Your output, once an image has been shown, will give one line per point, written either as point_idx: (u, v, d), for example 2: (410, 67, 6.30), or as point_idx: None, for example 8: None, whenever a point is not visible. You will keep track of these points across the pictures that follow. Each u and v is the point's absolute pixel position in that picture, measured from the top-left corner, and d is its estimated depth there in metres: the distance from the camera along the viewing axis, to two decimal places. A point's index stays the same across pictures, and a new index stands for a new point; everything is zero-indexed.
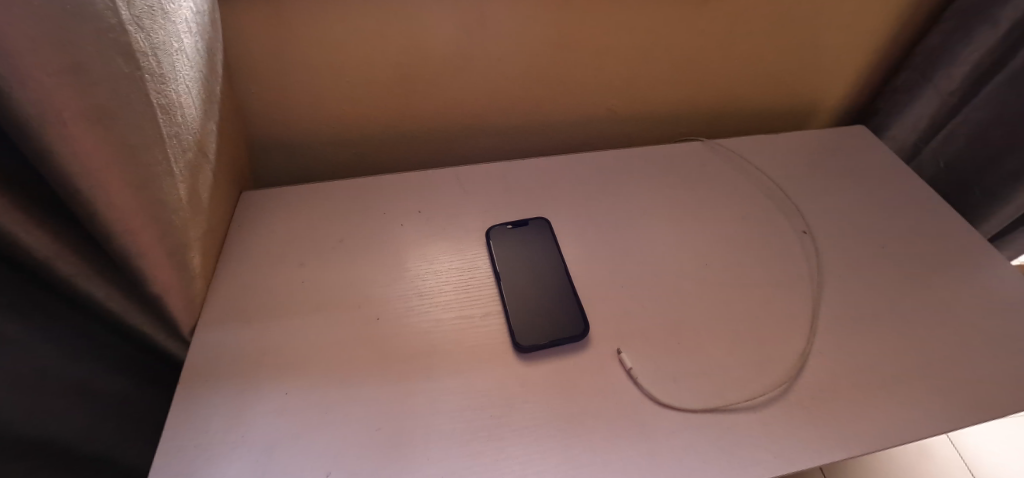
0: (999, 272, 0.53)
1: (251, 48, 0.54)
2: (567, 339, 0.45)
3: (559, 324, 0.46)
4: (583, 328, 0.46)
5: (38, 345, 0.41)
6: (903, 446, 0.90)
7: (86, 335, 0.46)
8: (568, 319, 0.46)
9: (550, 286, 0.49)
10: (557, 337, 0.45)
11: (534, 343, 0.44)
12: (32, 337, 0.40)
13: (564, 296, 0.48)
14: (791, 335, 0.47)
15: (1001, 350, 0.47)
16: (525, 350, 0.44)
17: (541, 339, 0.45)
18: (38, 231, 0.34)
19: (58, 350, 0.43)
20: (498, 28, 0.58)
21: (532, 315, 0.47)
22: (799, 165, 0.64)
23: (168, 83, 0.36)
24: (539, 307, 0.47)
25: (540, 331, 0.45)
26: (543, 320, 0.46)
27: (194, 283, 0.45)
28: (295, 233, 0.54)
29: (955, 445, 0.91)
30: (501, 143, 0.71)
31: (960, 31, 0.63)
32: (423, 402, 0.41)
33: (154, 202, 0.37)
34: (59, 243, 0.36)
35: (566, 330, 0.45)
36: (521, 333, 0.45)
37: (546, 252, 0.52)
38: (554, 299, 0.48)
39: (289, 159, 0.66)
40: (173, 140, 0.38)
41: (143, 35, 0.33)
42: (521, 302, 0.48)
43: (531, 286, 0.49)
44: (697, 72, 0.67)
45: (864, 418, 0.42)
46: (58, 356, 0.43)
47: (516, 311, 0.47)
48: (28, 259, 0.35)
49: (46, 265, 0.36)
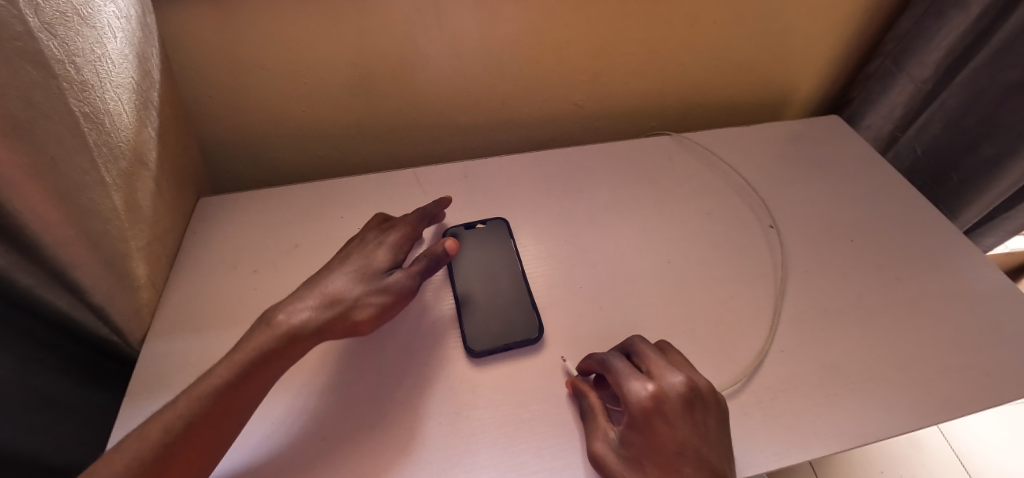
0: (967, 262, 0.52)
1: (200, 52, 0.53)
2: (520, 342, 0.44)
3: (512, 327, 0.45)
4: (537, 332, 0.45)
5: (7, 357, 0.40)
6: (893, 440, 0.88)
7: (48, 347, 0.44)
8: (522, 322, 0.45)
9: (505, 288, 0.48)
10: (509, 341, 0.44)
11: (485, 347, 0.43)
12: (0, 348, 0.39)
13: (518, 298, 0.47)
14: (752, 333, 0.46)
15: (967, 343, 0.46)
16: (476, 355, 0.43)
17: (493, 343, 0.44)
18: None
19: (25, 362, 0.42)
20: (454, 26, 0.57)
21: (486, 319, 0.46)
22: (768, 158, 0.63)
23: (91, 92, 0.35)
24: (494, 310, 0.46)
25: (493, 334, 0.45)
26: (496, 324, 0.45)
27: (140, 293, 0.44)
28: (250, 239, 0.53)
29: (949, 439, 0.89)
30: (467, 142, 0.69)
31: (931, 16, 0.61)
32: (368, 410, 0.40)
33: (85, 213, 0.36)
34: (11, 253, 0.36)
35: (519, 334, 0.44)
36: (473, 337, 0.44)
37: (503, 253, 0.51)
38: (509, 302, 0.47)
39: (248, 163, 0.65)
40: (102, 148, 0.37)
41: (57, 43, 0.32)
42: (476, 305, 0.47)
43: (486, 289, 0.48)
44: (663, 65, 0.66)
45: (825, 417, 0.41)
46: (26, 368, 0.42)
47: (469, 314, 0.46)
48: None
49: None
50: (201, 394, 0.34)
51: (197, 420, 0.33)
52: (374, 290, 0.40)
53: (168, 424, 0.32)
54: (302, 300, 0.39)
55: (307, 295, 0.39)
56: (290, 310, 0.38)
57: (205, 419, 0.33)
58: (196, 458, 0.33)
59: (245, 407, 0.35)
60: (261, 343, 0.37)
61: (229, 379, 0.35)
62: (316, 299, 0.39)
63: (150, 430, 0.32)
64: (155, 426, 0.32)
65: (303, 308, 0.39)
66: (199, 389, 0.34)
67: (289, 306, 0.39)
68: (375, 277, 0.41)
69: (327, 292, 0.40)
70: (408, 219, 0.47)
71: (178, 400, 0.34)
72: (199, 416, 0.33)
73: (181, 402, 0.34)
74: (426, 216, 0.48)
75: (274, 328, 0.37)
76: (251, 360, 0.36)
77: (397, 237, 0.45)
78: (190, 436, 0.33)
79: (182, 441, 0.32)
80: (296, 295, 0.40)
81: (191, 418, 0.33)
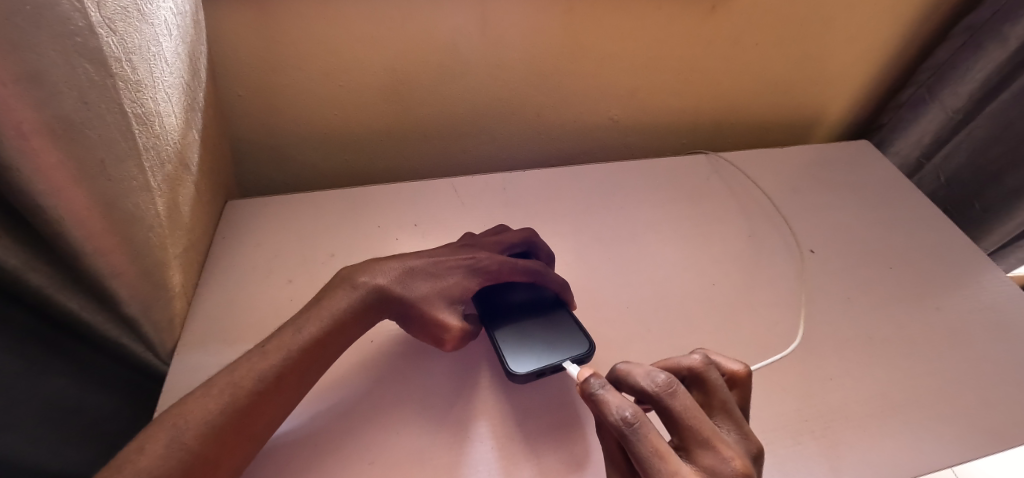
0: (1004, 293, 0.53)
1: (240, 48, 0.51)
2: (573, 357, 0.38)
3: (557, 341, 0.40)
4: (588, 347, 0.39)
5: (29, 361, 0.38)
6: None
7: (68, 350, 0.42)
8: (569, 335, 0.40)
9: (542, 301, 0.43)
10: (557, 360, 0.38)
11: (533, 367, 0.38)
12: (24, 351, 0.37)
13: (556, 311, 0.42)
14: (801, 359, 0.46)
15: (1008, 375, 0.46)
16: (525, 375, 0.37)
17: (538, 364, 0.38)
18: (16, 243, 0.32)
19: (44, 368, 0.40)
20: (500, 33, 0.56)
21: (525, 333, 0.40)
22: (802, 181, 0.64)
23: (144, 92, 0.33)
24: (533, 325, 0.41)
25: (536, 354, 0.39)
26: (539, 339, 0.40)
27: (173, 303, 0.42)
28: (284, 247, 0.51)
29: None
30: (498, 153, 0.68)
31: (970, 46, 0.63)
32: (420, 433, 0.37)
33: (127, 220, 0.34)
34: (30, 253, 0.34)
35: (569, 348, 0.39)
36: (513, 358, 0.38)
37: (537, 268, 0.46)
38: (549, 315, 0.42)
39: (276, 167, 0.63)
40: (149, 152, 0.35)
41: (116, 39, 0.30)
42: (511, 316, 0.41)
43: (525, 299, 0.42)
44: (701, 85, 0.66)
45: (877, 448, 0.40)
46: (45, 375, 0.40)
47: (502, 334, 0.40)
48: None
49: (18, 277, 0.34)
50: (295, 344, 0.35)
51: (283, 371, 0.34)
52: (437, 309, 0.38)
53: (262, 371, 0.33)
54: (389, 278, 0.39)
55: (394, 271, 0.39)
56: (378, 282, 0.39)
57: (293, 368, 0.34)
58: (277, 402, 0.33)
59: (318, 369, 0.36)
60: (344, 302, 0.38)
61: (315, 337, 0.36)
62: (397, 281, 0.39)
63: (239, 376, 0.32)
64: (245, 372, 0.33)
65: (385, 284, 0.39)
66: (290, 341, 0.35)
67: (379, 274, 0.39)
68: (448, 294, 0.39)
69: (409, 285, 0.39)
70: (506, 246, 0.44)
71: (271, 347, 0.34)
72: (287, 368, 0.34)
73: (273, 355, 0.34)
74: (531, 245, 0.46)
75: (358, 295, 0.38)
76: (333, 319, 0.37)
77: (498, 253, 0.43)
78: (278, 386, 0.33)
79: (271, 389, 0.33)
80: (387, 266, 0.40)
81: (283, 365, 0.34)
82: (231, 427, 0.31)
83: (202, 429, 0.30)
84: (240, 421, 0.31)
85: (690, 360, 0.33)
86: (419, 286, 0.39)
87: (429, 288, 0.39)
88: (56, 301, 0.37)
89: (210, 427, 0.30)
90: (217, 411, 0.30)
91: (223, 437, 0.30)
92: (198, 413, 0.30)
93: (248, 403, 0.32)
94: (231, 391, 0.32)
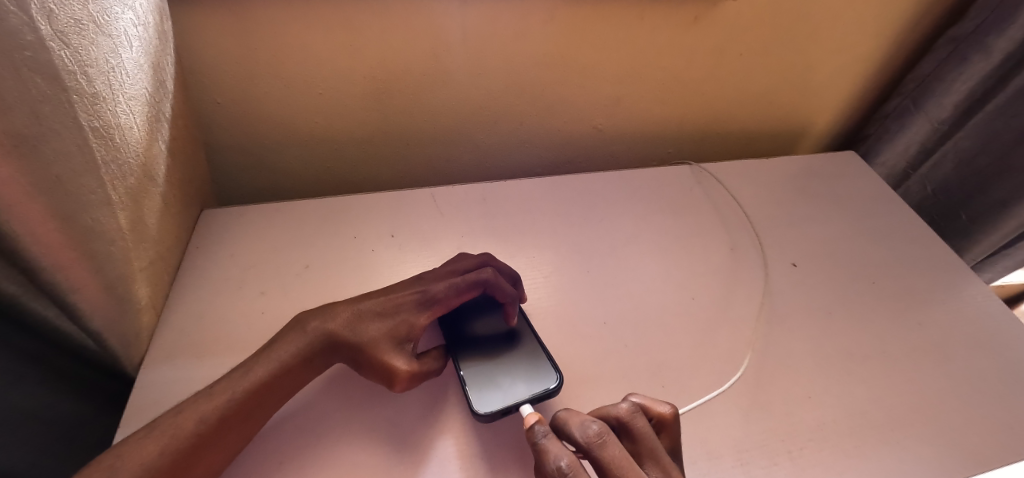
0: (986, 308, 0.52)
1: (216, 57, 0.50)
2: (540, 394, 0.38)
3: (523, 378, 0.39)
4: (556, 382, 0.39)
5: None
6: None
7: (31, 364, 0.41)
8: (536, 371, 0.40)
9: (505, 337, 0.42)
10: (524, 398, 0.38)
11: (498, 406, 0.37)
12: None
13: (527, 344, 0.42)
14: (779, 375, 0.45)
15: (988, 393, 0.46)
16: (489, 414, 0.36)
17: (505, 402, 0.37)
18: None
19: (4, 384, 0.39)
20: (480, 42, 0.55)
21: (490, 369, 0.40)
22: (786, 193, 0.63)
23: (102, 105, 0.32)
24: (500, 360, 0.41)
25: (504, 392, 0.38)
26: (505, 375, 0.40)
27: (140, 317, 0.42)
28: (258, 258, 0.51)
29: None
30: (480, 162, 0.67)
31: (954, 58, 0.63)
32: (385, 453, 0.37)
33: (86, 234, 0.33)
34: None
35: (536, 384, 0.39)
36: (480, 398, 0.38)
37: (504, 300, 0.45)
38: (515, 350, 0.41)
39: (255, 176, 0.62)
40: (110, 165, 0.34)
41: (70, 53, 0.29)
42: (478, 351, 0.41)
43: (491, 335, 0.42)
44: (685, 95, 0.65)
45: (855, 469, 0.40)
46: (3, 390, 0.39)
47: (470, 374, 0.39)
48: None
49: None
50: (240, 388, 0.34)
51: (227, 414, 0.33)
52: (385, 352, 0.37)
53: (204, 414, 0.32)
54: (337, 321, 0.38)
55: (344, 315, 0.38)
56: (326, 326, 0.38)
57: (237, 411, 0.33)
58: (218, 447, 0.32)
59: (266, 410, 0.35)
60: (292, 348, 0.37)
61: (262, 381, 0.35)
62: (346, 325, 0.38)
63: (182, 418, 0.32)
64: (188, 414, 0.32)
65: (335, 329, 0.38)
66: (235, 385, 0.34)
67: (329, 319, 0.38)
68: (397, 335, 0.38)
69: (358, 328, 0.38)
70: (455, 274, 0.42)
71: (216, 392, 0.33)
72: (231, 410, 0.33)
73: (218, 396, 0.33)
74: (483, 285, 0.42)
75: (306, 341, 0.37)
76: (280, 364, 0.36)
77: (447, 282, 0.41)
78: (221, 429, 0.32)
79: (212, 432, 0.32)
80: (338, 308, 0.39)
81: (226, 409, 0.33)
82: (167, 473, 0.30)
83: (137, 472, 0.29)
84: (175, 467, 0.30)
85: (618, 408, 0.34)
86: (365, 329, 0.38)
87: (377, 329, 0.38)
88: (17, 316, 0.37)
89: (145, 472, 0.29)
90: (156, 453, 0.30)
91: None
92: (135, 459, 0.29)
93: (186, 447, 0.31)
94: (172, 433, 0.31)
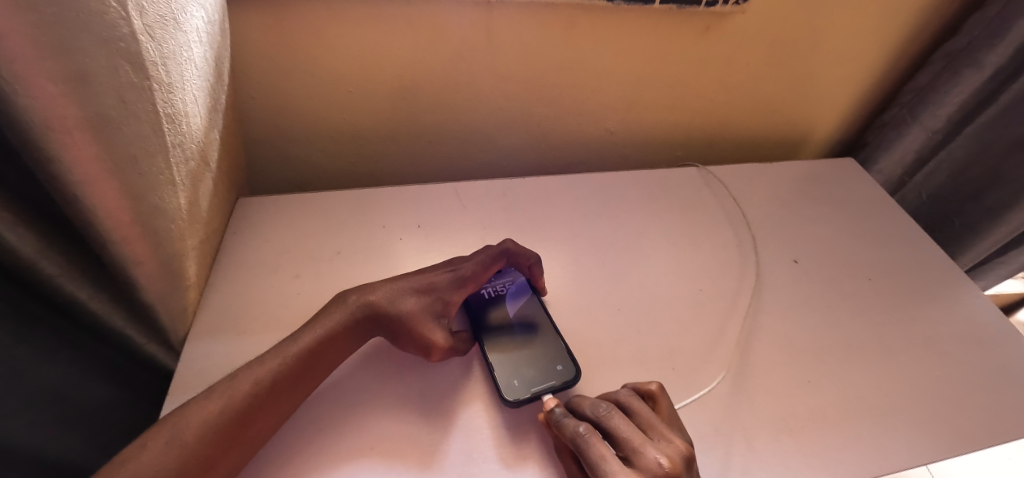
0: (977, 305, 0.55)
1: (258, 55, 0.54)
2: (560, 385, 0.41)
3: (546, 369, 0.42)
4: (576, 374, 0.42)
5: (25, 345, 0.40)
6: None
7: (66, 337, 0.44)
8: (557, 364, 0.43)
9: (530, 328, 0.45)
10: (546, 387, 0.41)
11: (524, 394, 0.40)
12: (19, 337, 0.40)
13: (545, 335, 0.45)
14: (781, 362, 0.48)
15: (976, 382, 0.49)
16: (516, 401, 0.40)
17: (529, 391, 0.41)
18: (23, 230, 0.35)
19: (43, 355, 0.42)
20: (503, 47, 0.58)
21: (514, 359, 0.43)
22: (789, 195, 0.67)
23: (175, 94, 0.36)
24: (525, 351, 0.43)
25: (528, 381, 0.41)
26: (527, 364, 0.43)
27: (187, 293, 0.45)
28: (292, 244, 0.54)
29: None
30: (498, 161, 0.71)
31: (948, 72, 0.67)
32: (418, 421, 0.39)
33: (152, 211, 0.36)
34: (43, 244, 0.36)
35: (557, 377, 0.42)
36: (508, 386, 0.41)
37: (520, 291, 0.48)
38: (535, 340, 0.44)
39: (285, 168, 0.65)
40: (176, 149, 0.37)
41: (154, 45, 0.32)
42: (501, 341, 0.44)
43: (520, 326, 0.45)
44: (694, 101, 0.69)
45: (850, 447, 0.43)
46: (41, 360, 0.42)
47: (500, 365, 0.42)
48: (11, 259, 0.35)
49: (22, 266, 0.36)
50: (288, 355, 0.37)
51: (277, 380, 0.36)
52: (424, 326, 0.40)
53: (257, 378, 0.35)
54: (377, 295, 0.41)
55: (383, 290, 0.42)
56: (366, 298, 0.41)
57: (286, 376, 0.36)
58: (270, 410, 0.35)
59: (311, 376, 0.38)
60: (336, 318, 0.40)
61: (308, 347, 0.38)
62: (385, 299, 0.41)
63: (238, 380, 0.35)
64: (243, 378, 0.35)
65: (374, 303, 0.41)
66: (286, 351, 0.37)
67: (369, 293, 0.41)
68: (433, 310, 0.42)
69: (397, 301, 0.41)
70: (482, 256, 0.47)
71: (268, 359, 0.36)
72: (281, 375, 0.36)
73: (269, 362, 0.36)
74: (504, 253, 0.47)
75: (348, 312, 0.40)
76: (325, 333, 0.39)
77: (474, 264, 0.46)
78: (271, 393, 0.35)
79: (264, 395, 0.35)
80: (376, 285, 0.42)
81: (276, 374, 0.36)
82: (227, 429, 0.33)
83: (200, 428, 0.32)
84: (232, 426, 0.33)
85: (619, 391, 0.39)
86: (403, 303, 0.41)
87: (414, 303, 0.41)
88: (63, 290, 0.40)
89: (208, 427, 0.32)
90: (217, 411, 0.33)
91: (219, 438, 0.32)
92: (198, 415, 0.32)
93: (242, 407, 0.34)
94: (229, 394, 0.34)
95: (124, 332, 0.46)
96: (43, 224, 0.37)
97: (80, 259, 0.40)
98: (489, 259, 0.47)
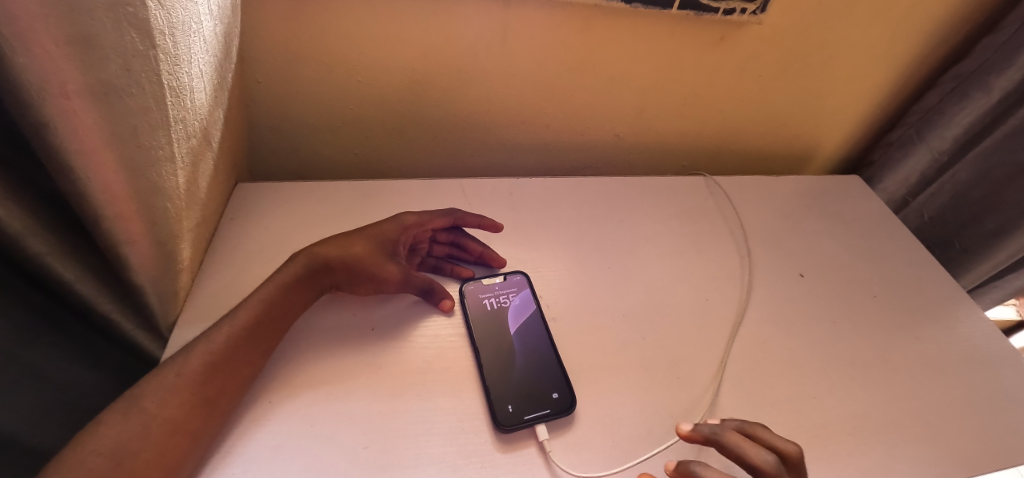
0: (981, 327, 0.55)
1: (266, 37, 0.52)
2: (555, 414, 0.40)
3: (542, 395, 0.41)
4: (571, 402, 0.41)
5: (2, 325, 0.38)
6: None
7: (47, 318, 0.42)
8: (553, 391, 0.42)
9: (530, 345, 0.45)
10: (540, 412, 0.40)
11: (518, 421, 0.39)
12: None
13: (544, 356, 0.44)
14: (787, 376, 0.47)
15: (980, 406, 0.48)
16: (510, 427, 0.39)
17: (523, 415, 0.39)
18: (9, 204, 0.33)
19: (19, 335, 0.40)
20: (516, 45, 0.58)
21: (509, 379, 0.42)
22: (795, 208, 0.67)
23: (181, 66, 0.34)
24: (519, 369, 0.43)
25: (524, 404, 0.40)
26: (523, 385, 0.42)
27: (179, 277, 0.43)
28: (292, 232, 0.52)
29: None
30: (504, 160, 0.70)
31: (957, 94, 0.67)
32: (413, 420, 0.39)
33: (149, 187, 0.35)
34: (30, 218, 0.35)
35: (552, 405, 0.40)
36: (502, 408, 0.40)
37: (524, 306, 0.48)
38: (532, 359, 0.43)
39: (287, 156, 0.64)
40: (178, 125, 0.36)
41: (163, 13, 0.31)
42: (497, 360, 0.43)
43: (520, 342, 0.45)
44: (704, 111, 0.69)
45: (854, 466, 0.42)
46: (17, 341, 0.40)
47: (496, 386, 0.41)
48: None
49: (9, 240, 0.35)
50: (243, 314, 0.38)
51: (237, 338, 0.37)
52: (377, 263, 0.44)
53: (214, 342, 0.36)
54: (324, 245, 0.44)
55: (331, 243, 0.44)
56: (314, 250, 0.44)
57: (244, 336, 0.37)
58: (231, 370, 0.36)
59: (270, 334, 0.39)
60: (285, 273, 0.42)
61: (262, 302, 0.40)
62: (333, 248, 0.44)
63: (195, 346, 0.36)
64: (201, 345, 0.36)
65: (324, 253, 0.43)
66: (239, 311, 0.39)
67: (316, 247, 0.44)
68: (382, 248, 0.45)
69: (345, 247, 0.44)
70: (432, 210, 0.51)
71: (223, 321, 0.38)
72: (237, 335, 0.37)
73: (224, 325, 0.38)
74: (452, 213, 0.51)
75: (298, 262, 0.43)
76: (276, 286, 0.41)
77: (417, 214, 0.49)
78: (230, 354, 0.36)
79: (222, 358, 0.36)
80: (324, 241, 0.45)
81: (232, 333, 0.37)
82: (189, 391, 0.34)
83: (161, 393, 0.33)
84: (194, 387, 0.34)
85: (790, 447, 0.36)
86: (350, 246, 0.44)
87: (360, 245, 0.45)
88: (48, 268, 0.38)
89: (169, 390, 0.33)
90: (176, 375, 0.34)
91: (185, 403, 0.33)
92: (158, 382, 0.34)
93: (201, 369, 0.35)
94: (188, 358, 0.35)
95: (111, 316, 0.44)
96: (34, 198, 0.35)
97: (69, 237, 0.38)
98: (439, 214, 0.50)
